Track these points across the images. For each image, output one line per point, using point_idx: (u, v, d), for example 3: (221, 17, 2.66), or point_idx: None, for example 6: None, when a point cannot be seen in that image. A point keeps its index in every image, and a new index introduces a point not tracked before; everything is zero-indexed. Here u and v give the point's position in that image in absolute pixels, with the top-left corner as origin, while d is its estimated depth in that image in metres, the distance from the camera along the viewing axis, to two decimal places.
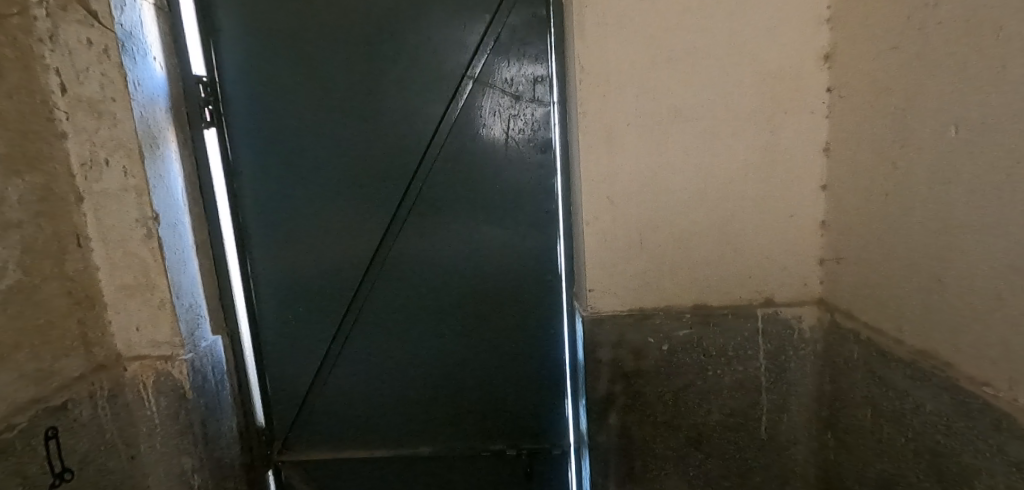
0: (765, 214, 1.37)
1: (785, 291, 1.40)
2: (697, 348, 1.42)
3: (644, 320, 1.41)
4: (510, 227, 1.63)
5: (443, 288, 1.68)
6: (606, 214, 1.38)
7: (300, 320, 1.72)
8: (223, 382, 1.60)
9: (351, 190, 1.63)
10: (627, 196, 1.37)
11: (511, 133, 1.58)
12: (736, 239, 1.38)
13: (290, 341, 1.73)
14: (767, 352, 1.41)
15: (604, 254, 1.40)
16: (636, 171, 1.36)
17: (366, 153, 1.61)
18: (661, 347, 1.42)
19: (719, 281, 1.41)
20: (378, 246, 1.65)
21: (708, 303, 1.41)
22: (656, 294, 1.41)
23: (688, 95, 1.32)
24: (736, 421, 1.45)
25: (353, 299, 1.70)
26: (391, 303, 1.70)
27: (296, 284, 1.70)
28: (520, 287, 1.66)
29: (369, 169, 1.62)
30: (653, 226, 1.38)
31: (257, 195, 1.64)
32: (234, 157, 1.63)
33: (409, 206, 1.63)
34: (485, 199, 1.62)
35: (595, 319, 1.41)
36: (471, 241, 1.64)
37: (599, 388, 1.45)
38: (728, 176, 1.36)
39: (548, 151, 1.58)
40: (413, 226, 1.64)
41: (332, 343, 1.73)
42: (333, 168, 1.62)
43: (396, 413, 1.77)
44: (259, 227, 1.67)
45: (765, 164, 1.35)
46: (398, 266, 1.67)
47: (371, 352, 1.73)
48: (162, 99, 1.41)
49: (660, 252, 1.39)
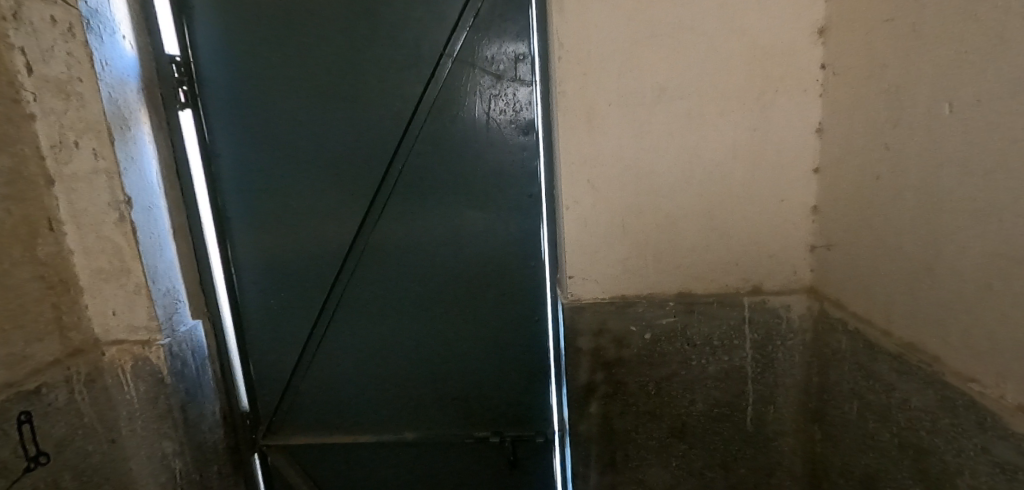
0: (753, 198, 1.31)
1: (773, 278, 1.35)
2: (681, 337, 1.37)
3: (626, 308, 1.37)
4: (493, 211, 1.58)
5: (425, 274, 1.64)
6: (586, 198, 1.33)
7: (282, 305, 1.70)
8: (205, 367, 1.60)
9: (331, 173, 1.59)
10: (608, 180, 1.32)
11: (492, 114, 1.53)
12: (723, 225, 1.33)
13: (272, 326, 1.72)
14: (754, 341, 1.37)
15: (584, 240, 1.35)
16: (618, 154, 1.30)
17: (344, 135, 1.57)
18: (643, 336, 1.38)
19: (704, 268, 1.36)
20: (358, 231, 1.62)
21: (693, 290, 1.37)
22: (639, 281, 1.36)
23: (673, 73, 1.26)
24: (721, 412, 1.41)
25: (334, 284, 1.67)
26: (373, 288, 1.67)
27: (277, 269, 1.67)
28: (503, 273, 1.62)
29: (349, 152, 1.58)
30: (636, 211, 1.33)
31: (235, 178, 1.62)
32: (211, 139, 1.60)
33: (390, 190, 1.59)
34: (467, 183, 1.58)
35: (576, 307, 1.37)
36: (453, 225, 1.60)
37: (580, 377, 1.42)
38: (714, 159, 1.30)
39: (531, 133, 1.53)
40: (394, 210, 1.61)
41: (314, 329, 1.72)
42: (311, 151, 1.59)
43: (380, 399, 1.75)
44: (238, 211, 1.64)
45: (754, 146, 1.29)
46: (380, 251, 1.64)
47: (353, 338, 1.71)
48: (133, 79, 1.38)
49: (643, 238, 1.34)
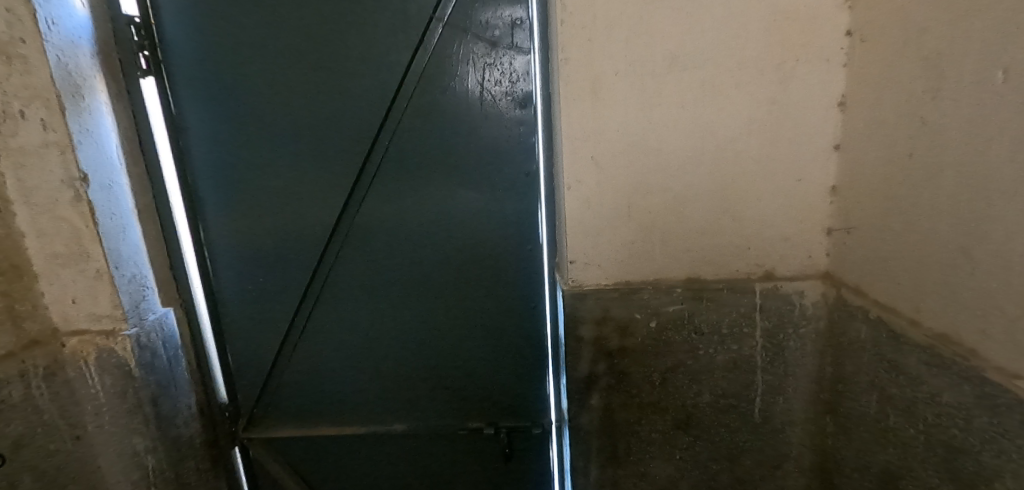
0: (769, 177, 1.22)
1: (787, 263, 1.27)
2: (688, 325, 1.30)
3: (630, 295, 1.28)
4: (487, 191, 1.48)
5: (415, 257, 1.54)
6: (590, 177, 1.22)
7: (260, 291, 1.59)
8: (178, 358, 1.49)
9: (310, 150, 1.47)
10: (613, 157, 1.21)
11: (487, 86, 1.41)
12: (736, 207, 1.24)
13: (251, 313, 1.61)
14: (765, 330, 1.30)
15: (587, 222, 1.25)
16: (624, 129, 1.20)
17: (325, 107, 1.44)
18: (648, 325, 1.30)
19: (715, 253, 1.27)
20: (342, 212, 1.51)
21: (702, 276, 1.28)
22: (645, 266, 1.27)
23: (685, 40, 1.15)
24: (728, 403, 1.35)
25: (317, 269, 1.56)
26: (358, 274, 1.56)
27: (254, 253, 1.56)
28: (498, 257, 1.52)
29: (330, 126, 1.45)
30: (642, 191, 1.23)
31: (206, 154, 1.49)
32: (179, 111, 1.46)
33: (375, 168, 1.48)
34: (459, 160, 1.46)
35: (577, 294, 1.28)
36: (444, 206, 1.49)
37: (581, 368, 1.34)
38: (729, 135, 1.20)
39: (528, 106, 1.41)
40: (380, 189, 1.49)
41: (296, 316, 1.61)
42: (289, 126, 1.46)
43: (368, 389, 1.66)
44: (211, 190, 1.52)
45: (772, 120, 1.19)
46: (365, 233, 1.52)
47: (338, 326, 1.61)
48: (86, 42, 1.24)
49: (650, 220, 1.25)
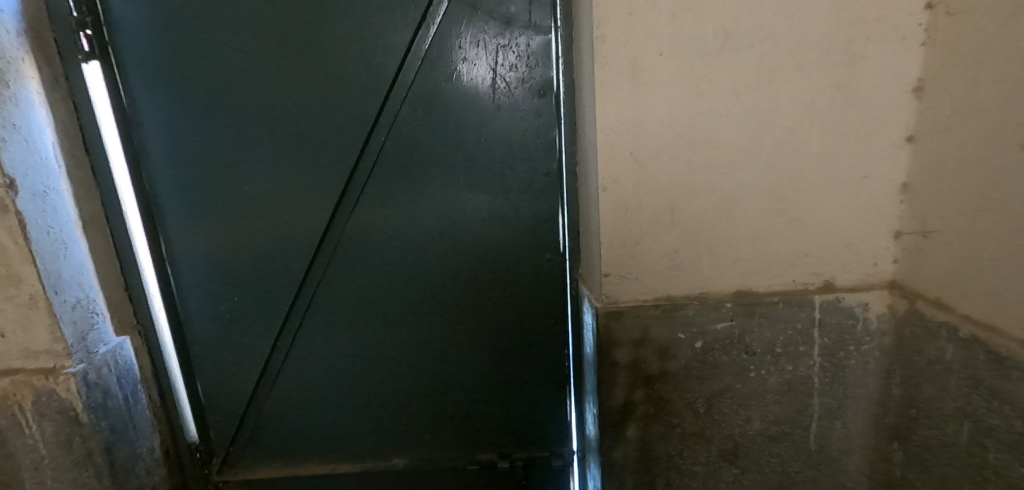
0: (832, 174, 1.06)
1: (849, 272, 1.11)
2: (737, 345, 1.13)
3: (673, 313, 1.11)
4: (500, 193, 1.29)
5: (417, 271, 1.34)
6: (629, 176, 1.04)
7: (235, 312, 1.37)
8: (137, 394, 1.27)
9: (293, 147, 1.26)
10: (655, 152, 1.03)
11: (500, 71, 1.22)
12: (794, 209, 1.08)
13: (224, 338, 1.39)
14: (823, 348, 1.14)
15: (624, 229, 1.07)
16: (669, 120, 1.02)
17: (309, 97, 1.23)
18: (693, 345, 1.13)
19: (769, 261, 1.10)
20: (331, 219, 1.30)
21: (753, 288, 1.12)
22: (690, 278, 1.10)
23: (742, 14, 0.98)
24: (781, 430, 1.19)
25: (302, 286, 1.35)
26: (351, 291, 1.36)
27: (227, 268, 1.34)
28: (512, 269, 1.34)
29: (315, 119, 1.24)
30: (688, 192, 1.06)
31: (167, 153, 1.26)
32: (132, 103, 1.22)
33: (369, 168, 1.27)
34: (467, 158, 1.27)
35: (613, 312, 1.10)
36: (450, 211, 1.30)
37: (615, 396, 1.16)
38: (789, 125, 1.03)
39: (549, 94, 1.23)
40: (375, 192, 1.29)
41: (278, 341, 1.39)
42: (266, 119, 1.24)
43: (362, 420, 1.45)
44: (173, 196, 1.28)
45: (838, 108, 1.03)
46: (358, 244, 1.32)
47: (328, 350, 1.40)
48: (10, 18, 1.02)
49: (696, 225, 1.08)
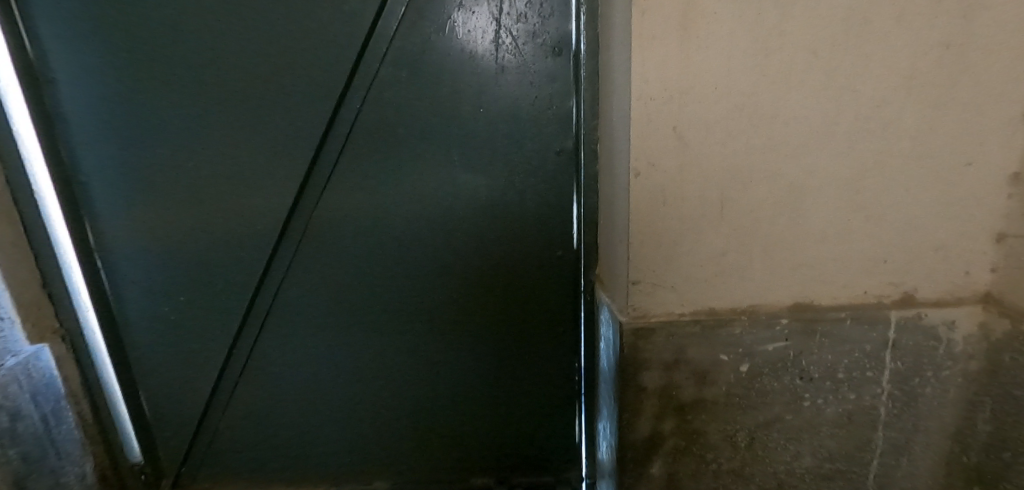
0: (926, 161, 0.84)
1: (934, 283, 0.90)
2: (791, 369, 0.92)
3: (716, 330, 0.89)
4: (502, 176, 1.05)
5: (401, 267, 1.12)
6: (669, 158, 0.82)
7: (182, 313, 1.14)
8: (63, 412, 1.05)
9: (248, 115, 1.02)
10: (704, 129, 0.81)
11: (505, 22, 0.97)
12: (876, 204, 0.85)
13: (171, 344, 1.16)
14: (895, 373, 0.93)
15: (660, 226, 0.85)
16: (723, 87, 0.79)
17: (266, 52, 0.99)
18: (738, 369, 0.92)
19: (838, 268, 0.88)
20: (296, 204, 1.07)
21: (816, 301, 0.90)
22: (738, 288, 0.89)
23: None
24: (835, 468, 0.98)
25: (262, 283, 1.12)
26: (321, 289, 1.13)
27: (171, 260, 1.11)
28: (514, 268, 1.11)
29: (275, 80, 1.00)
30: (744, 180, 0.83)
31: (89, 119, 1.02)
32: (42, 55, 0.99)
33: (342, 143, 1.04)
34: (463, 133, 1.03)
35: (642, 329, 0.89)
36: (440, 197, 1.07)
37: (639, 427, 0.95)
38: (877, 97, 0.81)
39: (565, 53, 0.99)
40: (349, 172, 1.05)
41: (235, 347, 1.17)
42: (214, 78, 1.01)
43: (336, 438, 1.24)
44: (100, 172, 1.05)
45: (941, 76, 0.80)
46: (329, 234, 1.09)
47: (295, 359, 1.18)
48: None
49: (750, 223, 0.85)
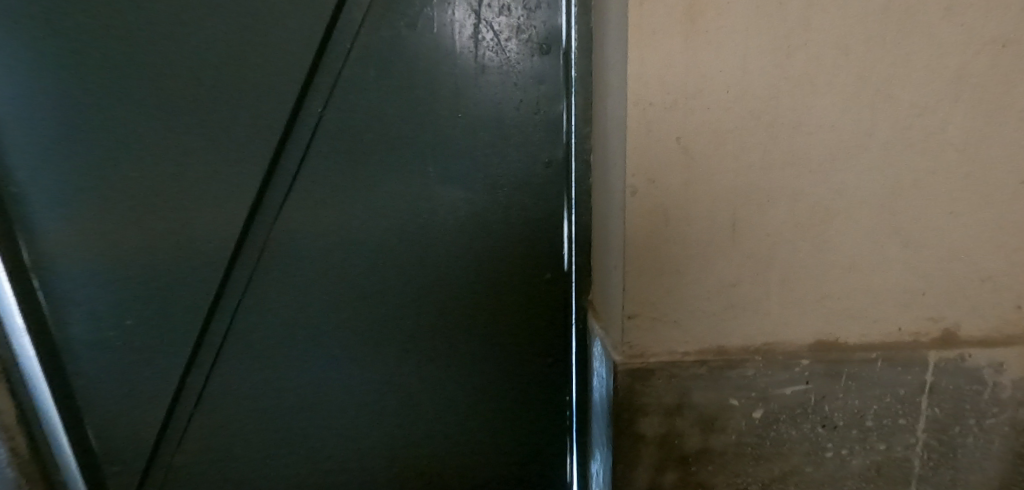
0: (976, 179, 0.71)
1: (979, 319, 0.77)
2: (811, 415, 0.80)
3: (724, 371, 0.77)
4: (484, 189, 0.94)
5: (372, 290, 1.00)
6: (672, 173, 0.70)
7: (129, 340, 1.02)
8: None
9: (201, 119, 0.92)
10: (713, 139, 0.69)
11: (485, 15, 0.86)
12: (914, 227, 0.73)
13: (116, 373, 1.04)
14: (931, 420, 0.81)
15: (661, 252, 0.73)
16: (736, 91, 0.68)
17: (221, 49, 0.89)
18: (749, 416, 0.79)
19: (868, 302, 0.76)
20: (253, 219, 0.96)
21: (841, 338, 0.78)
22: (752, 323, 0.76)
23: None
24: None
25: (217, 307, 1.01)
26: (282, 314, 1.01)
27: (116, 281, 0.99)
28: (499, 292, 0.99)
29: (230, 80, 0.90)
30: (760, 200, 0.71)
31: (22, 123, 0.92)
32: None
33: (303, 150, 0.92)
34: (439, 140, 0.92)
35: (639, 370, 0.76)
36: (416, 212, 0.95)
37: (637, 481, 0.82)
38: (917, 104, 0.69)
39: (554, 51, 0.88)
40: (312, 184, 0.94)
41: (188, 377, 1.05)
42: (163, 77, 0.90)
43: (300, 477, 1.12)
44: (34, 182, 0.94)
45: (995, 80, 0.68)
46: (291, 252, 0.98)
47: (255, 391, 1.06)
48: None
49: (767, 249, 0.73)
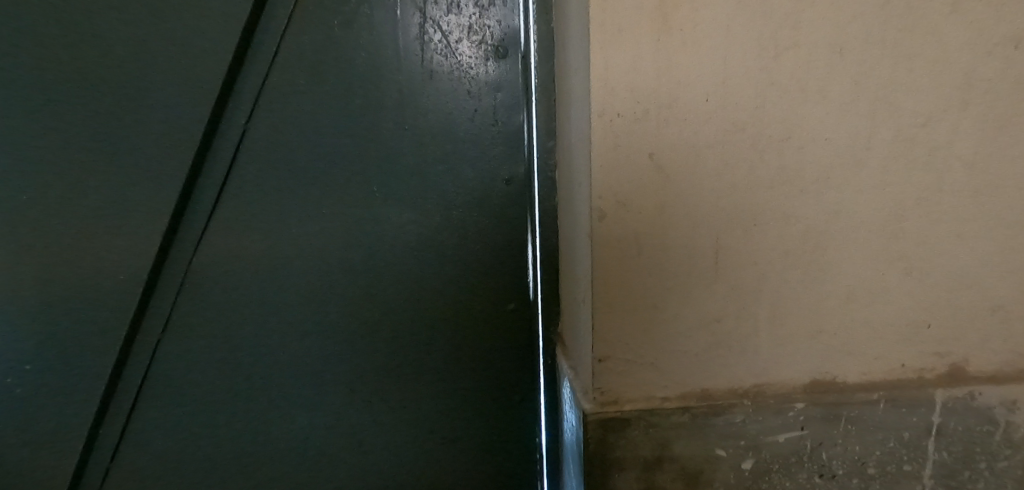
0: (985, 196, 0.63)
1: (990, 352, 0.69)
2: (809, 467, 0.69)
3: (710, 419, 0.67)
4: (437, 209, 0.84)
5: (311, 325, 0.88)
6: (645, 194, 0.60)
7: (25, 391, 0.87)
8: None
9: (114, 136, 0.81)
10: (691, 155, 0.59)
11: (432, 14, 0.78)
12: (918, 252, 0.64)
13: (10, 432, 0.89)
14: (943, 468, 0.71)
15: (635, 285, 0.63)
16: (716, 99, 0.58)
17: (136, 55, 0.80)
18: (739, 469, 0.69)
19: (868, 337, 0.67)
20: (171, 246, 0.84)
21: (838, 377, 0.69)
22: (739, 363, 0.67)
23: None
24: None
25: (130, 349, 0.87)
26: (208, 355, 0.88)
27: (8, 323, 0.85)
28: (457, 324, 0.88)
29: (149, 92, 0.80)
30: (746, 223, 0.62)
31: None
32: None
33: (227, 166, 0.82)
34: (383, 155, 0.83)
35: (612, 420, 0.66)
36: (361, 235, 0.85)
37: None
38: (919, 113, 0.60)
39: (511, 54, 0.80)
40: (240, 205, 0.83)
41: (97, 433, 0.90)
42: (70, 88, 0.80)
43: None
44: None
45: (1004, 86, 0.60)
46: (217, 284, 0.85)
47: (178, 446, 0.91)
48: None
49: (755, 279, 0.64)
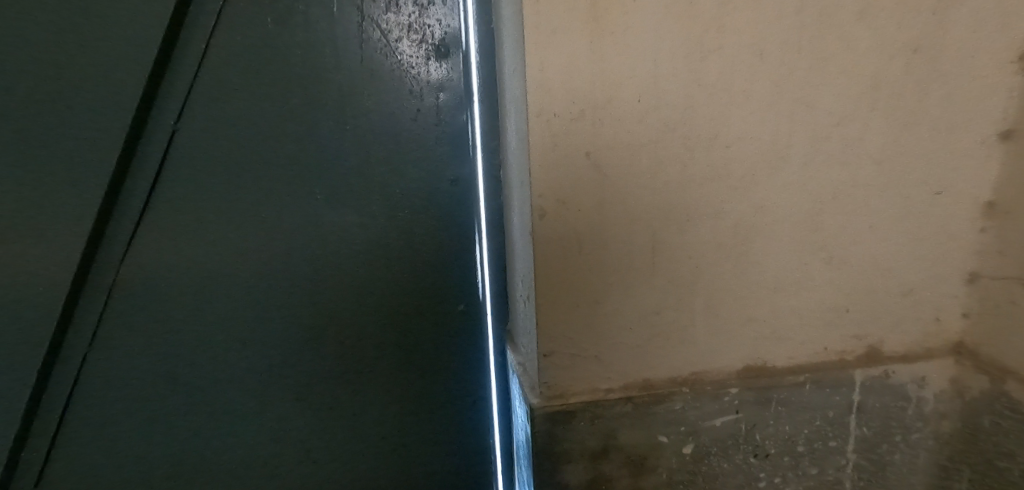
0: (893, 190, 0.68)
1: (902, 334, 0.75)
2: (744, 448, 0.73)
3: (653, 408, 0.70)
4: (382, 211, 0.84)
5: (253, 332, 0.85)
6: (584, 192, 0.62)
7: None
8: None
9: (30, 139, 0.76)
10: (626, 154, 0.61)
11: (371, 13, 0.78)
12: (835, 243, 0.69)
13: None
14: (862, 441, 0.76)
15: (577, 281, 0.65)
16: (650, 99, 0.61)
17: (45, 52, 0.74)
18: (680, 453, 0.72)
19: (793, 324, 0.72)
20: (96, 254, 0.80)
21: (769, 363, 0.73)
22: (678, 353, 0.70)
23: None
24: None
25: (52, 365, 0.82)
26: (140, 368, 0.84)
27: None
28: (404, 325, 0.88)
29: (67, 92, 0.75)
30: (681, 219, 0.65)
31: None
32: None
33: (157, 170, 0.79)
34: (323, 156, 0.81)
35: (559, 413, 0.68)
36: (304, 238, 0.83)
37: None
38: (833, 114, 0.65)
39: (454, 54, 0.80)
40: (173, 210, 0.80)
41: (18, 455, 0.84)
42: None
43: None
44: None
45: (906, 88, 0.65)
46: (148, 293, 0.82)
47: (112, 465, 0.86)
48: None
49: (690, 273, 0.67)
